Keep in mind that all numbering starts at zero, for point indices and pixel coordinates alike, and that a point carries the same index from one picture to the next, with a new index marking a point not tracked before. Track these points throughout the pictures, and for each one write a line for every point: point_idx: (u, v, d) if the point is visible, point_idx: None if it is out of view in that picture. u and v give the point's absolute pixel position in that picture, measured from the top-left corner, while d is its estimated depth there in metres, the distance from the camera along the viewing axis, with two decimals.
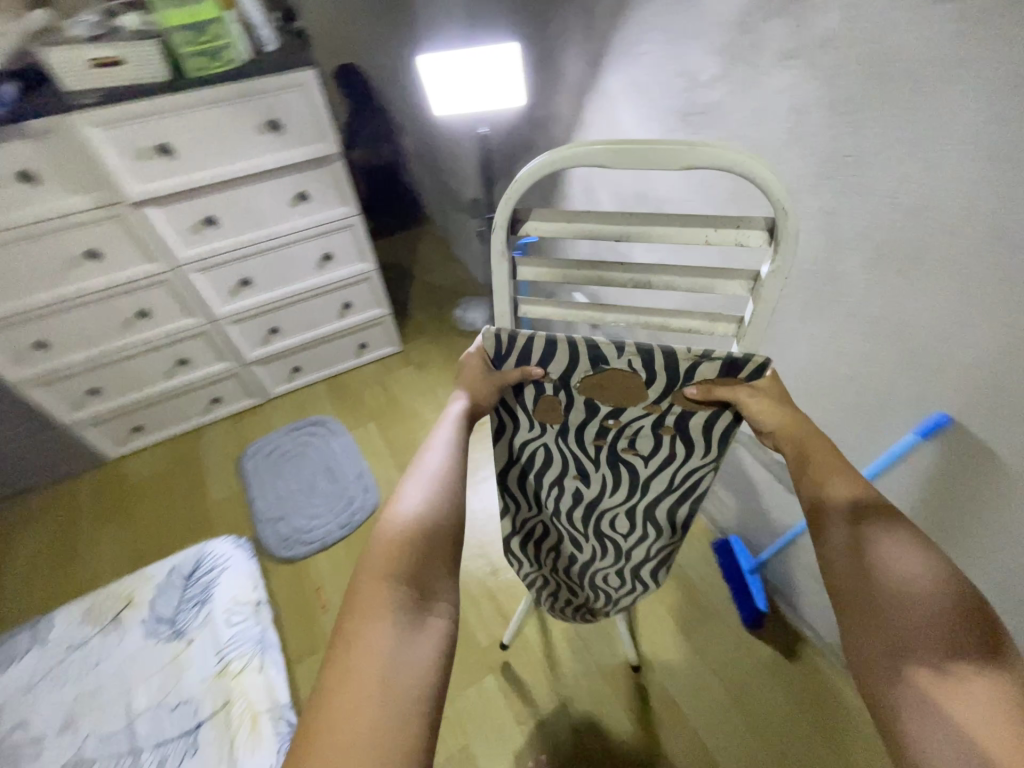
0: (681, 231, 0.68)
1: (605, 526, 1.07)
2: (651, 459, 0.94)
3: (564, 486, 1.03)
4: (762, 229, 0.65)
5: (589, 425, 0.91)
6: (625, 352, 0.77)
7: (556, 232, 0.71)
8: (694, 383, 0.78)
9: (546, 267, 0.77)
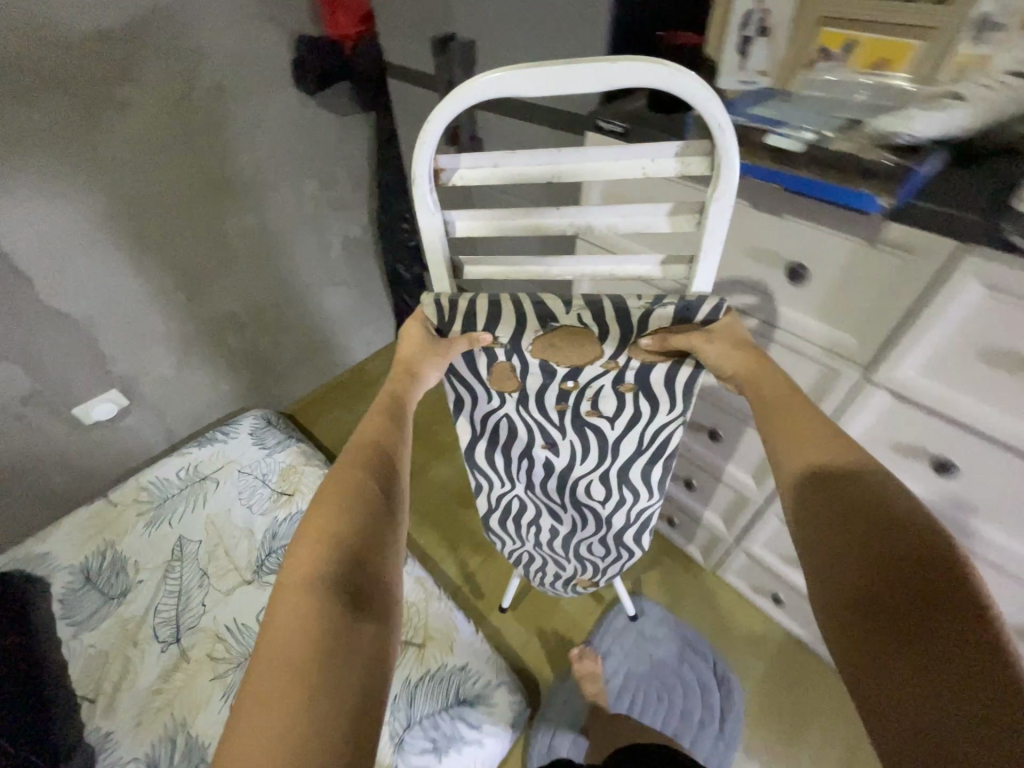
0: (614, 170, 0.60)
1: (582, 490, 1.19)
2: (619, 417, 0.99)
3: (535, 457, 1.15)
4: (702, 155, 0.57)
5: (549, 387, 0.97)
6: (571, 308, 0.81)
7: (488, 177, 0.62)
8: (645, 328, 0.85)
9: (482, 218, 0.70)
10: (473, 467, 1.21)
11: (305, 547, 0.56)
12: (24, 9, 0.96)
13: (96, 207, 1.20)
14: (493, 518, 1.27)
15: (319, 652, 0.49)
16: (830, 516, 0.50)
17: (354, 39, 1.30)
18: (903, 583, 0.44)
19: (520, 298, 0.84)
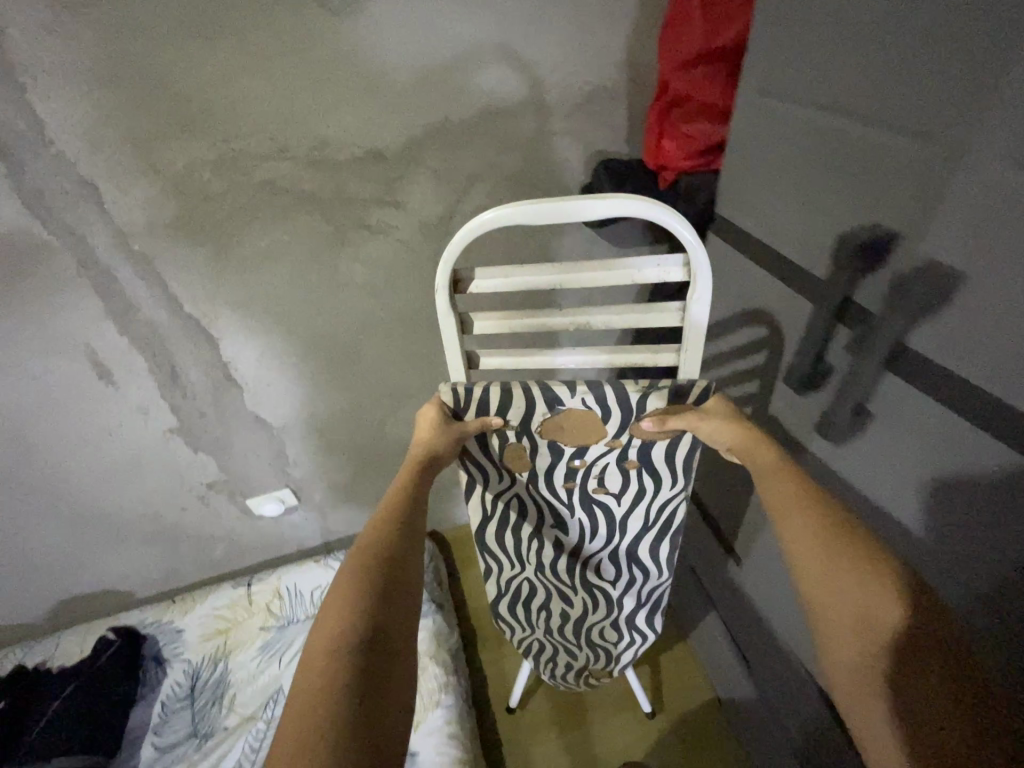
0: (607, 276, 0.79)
1: (593, 577, 1.14)
2: (621, 494, 1.01)
3: (540, 539, 1.09)
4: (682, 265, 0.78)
5: (557, 469, 0.98)
6: (578, 391, 0.83)
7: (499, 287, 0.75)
8: (645, 411, 0.84)
9: (494, 318, 0.84)
10: (483, 555, 1.13)
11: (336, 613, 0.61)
12: (299, 130, 0.80)
13: (320, 328, 1.05)
14: (502, 603, 1.20)
15: (334, 685, 0.52)
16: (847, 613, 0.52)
17: (676, 174, 0.88)
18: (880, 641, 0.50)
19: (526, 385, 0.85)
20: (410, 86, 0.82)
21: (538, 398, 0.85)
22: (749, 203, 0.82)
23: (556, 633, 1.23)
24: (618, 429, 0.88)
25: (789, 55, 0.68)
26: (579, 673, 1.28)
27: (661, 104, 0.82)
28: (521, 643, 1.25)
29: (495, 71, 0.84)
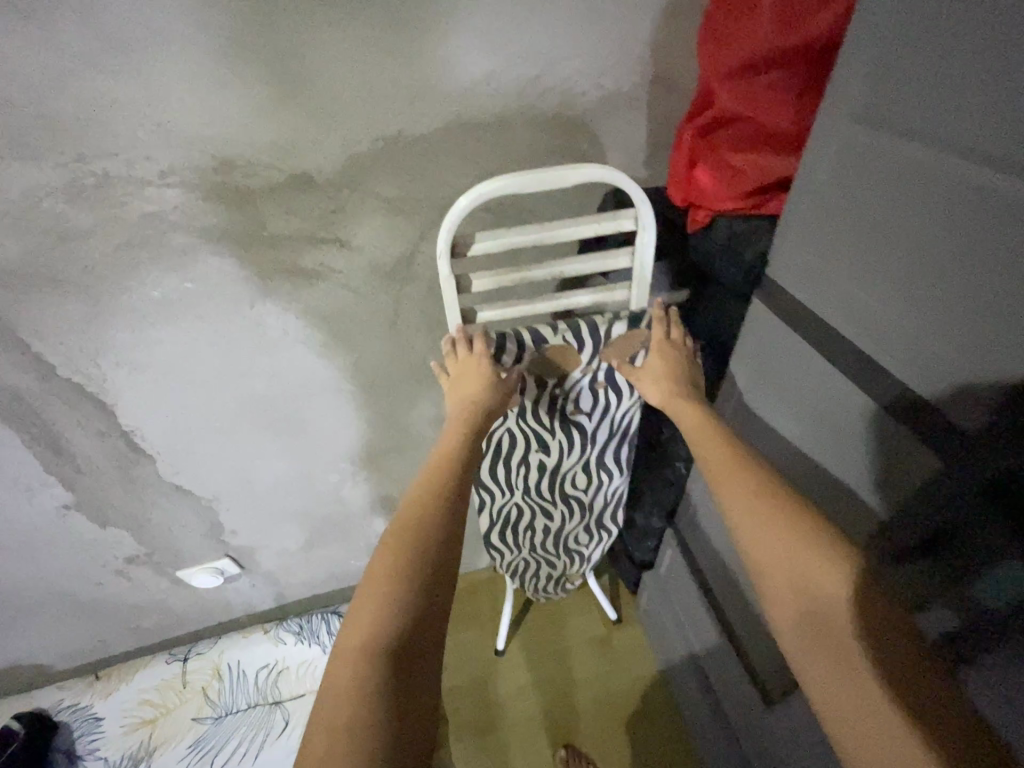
0: (571, 230, 0.63)
1: (569, 489, 0.92)
2: (592, 412, 0.81)
3: (527, 466, 0.86)
4: (628, 215, 0.63)
5: (541, 400, 0.77)
6: (558, 329, 0.70)
7: (495, 248, 0.63)
8: (611, 342, 0.71)
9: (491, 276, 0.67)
10: (476, 490, 0.89)
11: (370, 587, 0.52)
12: (190, 146, 0.58)
13: (251, 390, 0.83)
14: (492, 531, 0.97)
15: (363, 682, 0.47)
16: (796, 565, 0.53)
17: (712, 218, 0.64)
18: (835, 588, 0.50)
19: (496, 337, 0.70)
20: (348, 89, 0.59)
21: (525, 340, 0.70)
22: (824, 279, 0.56)
23: (539, 550, 1.04)
24: (593, 358, 0.73)
25: (906, 75, 0.44)
26: (557, 581, 1.16)
27: (699, 123, 0.59)
28: (506, 568, 1.07)
29: (469, 71, 0.61)
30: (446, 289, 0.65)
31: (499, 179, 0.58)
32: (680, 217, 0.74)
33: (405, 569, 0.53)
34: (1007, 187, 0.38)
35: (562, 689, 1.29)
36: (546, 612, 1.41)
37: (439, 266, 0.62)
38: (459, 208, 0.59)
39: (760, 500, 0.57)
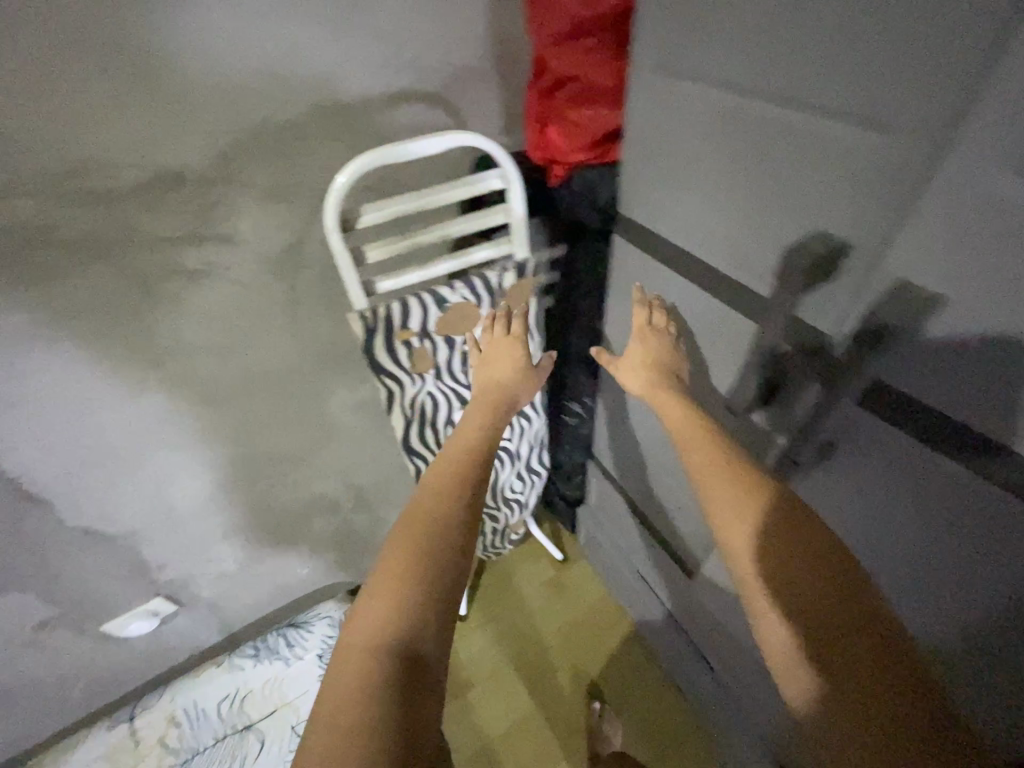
0: (448, 194, 0.70)
1: None
2: (502, 363, 0.88)
3: (452, 426, 0.92)
4: (496, 175, 0.71)
5: (453, 359, 0.83)
6: (456, 288, 0.76)
7: (383, 219, 0.68)
8: (504, 293, 0.79)
9: (385, 247, 0.72)
10: (411, 459, 0.93)
11: (383, 585, 0.50)
12: (34, 153, 0.55)
13: (152, 407, 0.79)
14: None
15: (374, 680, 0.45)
16: (777, 549, 0.47)
17: (568, 170, 0.74)
18: (846, 610, 0.43)
19: (401, 304, 0.74)
20: (194, 77, 0.59)
21: (428, 302, 0.76)
22: (648, 202, 0.67)
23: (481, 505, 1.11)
24: (492, 310, 0.80)
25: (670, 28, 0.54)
26: (502, 534, 1.24)
27: (540, 87, 0.68)
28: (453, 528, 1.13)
29: (319, 55, 0.64)
30: (342, 264, 0.68)
31: (372, 154, 0.62)
32: (542, 174, 0.82)
33: (417, 576, 0.50)
34: (752, 103, 0.49)
35: (528, 635, 1.37)
36: (500, 571, 1.47)
37: (331, 243, 0.65)
38: (342, 186, 0.62)
39: (745, 475, 0.52)
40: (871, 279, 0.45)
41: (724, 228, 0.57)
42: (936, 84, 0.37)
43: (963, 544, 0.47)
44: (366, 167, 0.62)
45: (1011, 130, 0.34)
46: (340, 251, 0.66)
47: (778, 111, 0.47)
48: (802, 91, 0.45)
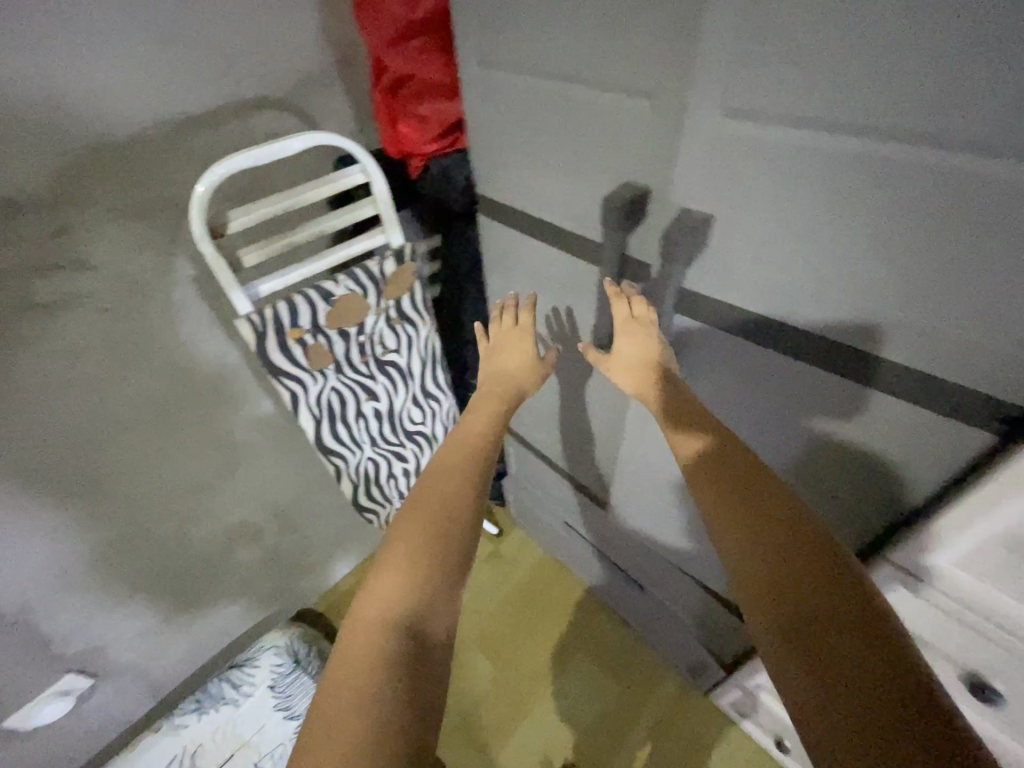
0: (314, 192, 0.73)
1: (410, 425, 1.04)
2: (401, 348, 0.93)
3: (364, 417, 0.95)
4: (358, 169, 0.75)
5: (351, 351, 0.86)
6: (340, 281, 0.80)
7: (252, 222, 0.69)
8: (387, 280, 0.84)
9: (259, 250, 0.73)
10: (328, 458, 0.95)
11: (395, 565, 0.47)
12: None
13: (29, 457, 0.74)
14: (359, 492, 1.04)
15: (379, 664, 0.42)
16: (763, 530, 0.42)
17: (426, 162, 0.82)
18: (840, 598, 0.37)
19: (289, 303, 0.76)
20: (13, 103, 0.58)
21: (314, 298, 0.78)
22: (494, 176, 0.75)
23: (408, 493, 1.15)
24: (379, 298, 0.84)
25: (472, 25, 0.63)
26: None
27: (383, 88, 0.75)
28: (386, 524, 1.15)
29: (150, 72, 0.65)
30: (218, 272, 0.69)
31: (228, 159, 0.64)
32: (402, 167, 0.88)
33: (427, 560, 0.48)
34: (549, 83, 0.59)
35: (479, 610, 1.41)
36: None
37: (202, 251, 0.66)
38: (203, 194, 0.63)
39: (734, 461, 0.47)
40: (665, 211, 0.57)
41: (558, 188, 0.67)
42: (666, 49, 0.48)
43: (772, 401, 0.61)
44: (225, 173, 0.64)
45: (718, 78, 0.46)
46: (213, 258, 0.66)
47: (569, 86, 0.57)
48: (580, 69, 0.55)
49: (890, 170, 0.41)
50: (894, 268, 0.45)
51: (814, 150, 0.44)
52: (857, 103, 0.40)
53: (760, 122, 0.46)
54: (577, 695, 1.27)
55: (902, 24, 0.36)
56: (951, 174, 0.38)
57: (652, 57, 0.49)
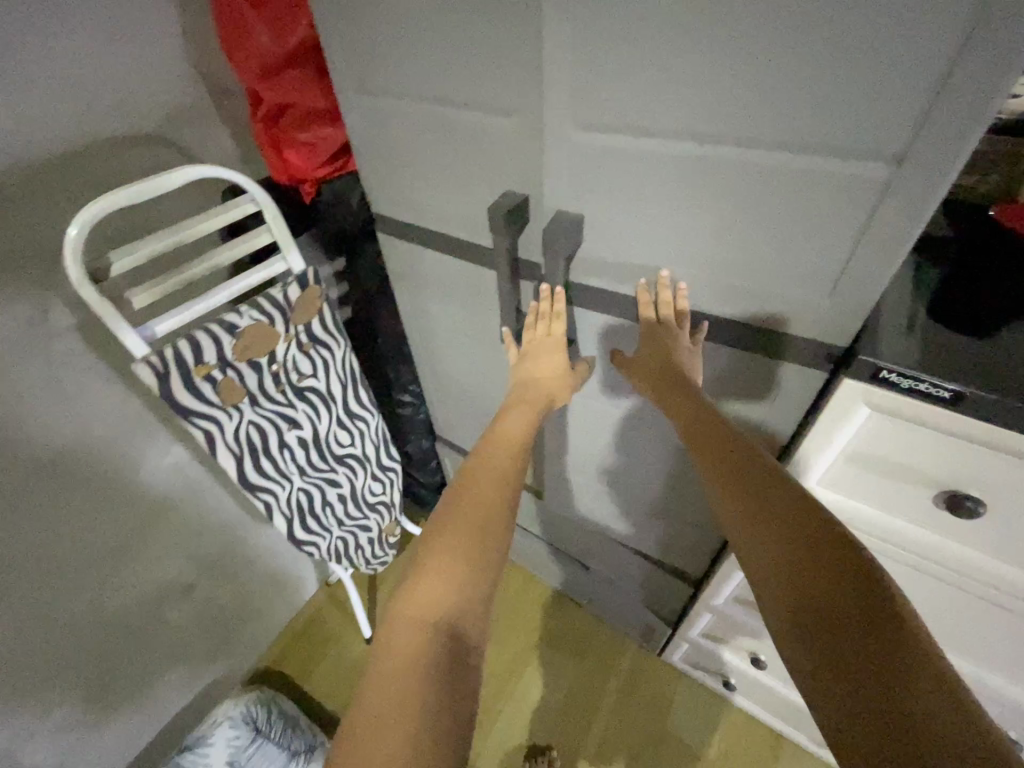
0: (202, 225, 0.71)
1: (338, 449, 1.02)
2: (318, 372, 0.92)
3: (290, 447, 0.93)
4: (247, 199, 0.74)
5: (265, 381, 0.84)
6: (242, 312, 0.78)
7: (136, 262, 0.67)
8: (293, 305, 0.83)
9: (149, 289, 0.70)
10: (256, 495, 0.92)
11: (434, 571, 0.48)
12: None
13: None
14: (293, 524, 1.02)
15: (417, 662, 0.43)
16: (803, 539, 0.44)
17: (316, 186, 0.83)
18: (872, 601, 0.39)
19: (190, 341, 0.74)
20: None
21: (217, 332, 0.76)
22: (384, 193, 0.78)
23: (346, 518, 1.13)
24: (287, 325, 0.83)
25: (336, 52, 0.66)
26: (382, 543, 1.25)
27: (262, 118, 0.76)
28: (328, 553, 1.13)
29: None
30: (105, 316, 0.66)
31: (100, 199, 0.61)
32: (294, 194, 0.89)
33: (464, 574, 0.48)
34: (420, 104, 0.63)
35: None
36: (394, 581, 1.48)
37: (83, 296, 0.63)
38: (76, 237, 0.60)
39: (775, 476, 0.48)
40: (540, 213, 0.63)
41: (446, 199, 0.71)
42: (518, 70, 0.53)
43: None
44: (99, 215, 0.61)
45: (566, 93, 0.52)
46: (96, 302, 0.63)
47: (437, 106, 0.62)
48: (444, 91, 0.60)
49: (705, 161, 0.49)
50: (728, 241, 0.53)
51: (645, 148, 0.51)
52: (678, 107, 0.47)
53: (601, 130, 0.53)
54: (541, 690, 1.30)
55: (688, 44, 0.43)
56: (749, 164, 0.47)
57: (507, 78, 0.54)
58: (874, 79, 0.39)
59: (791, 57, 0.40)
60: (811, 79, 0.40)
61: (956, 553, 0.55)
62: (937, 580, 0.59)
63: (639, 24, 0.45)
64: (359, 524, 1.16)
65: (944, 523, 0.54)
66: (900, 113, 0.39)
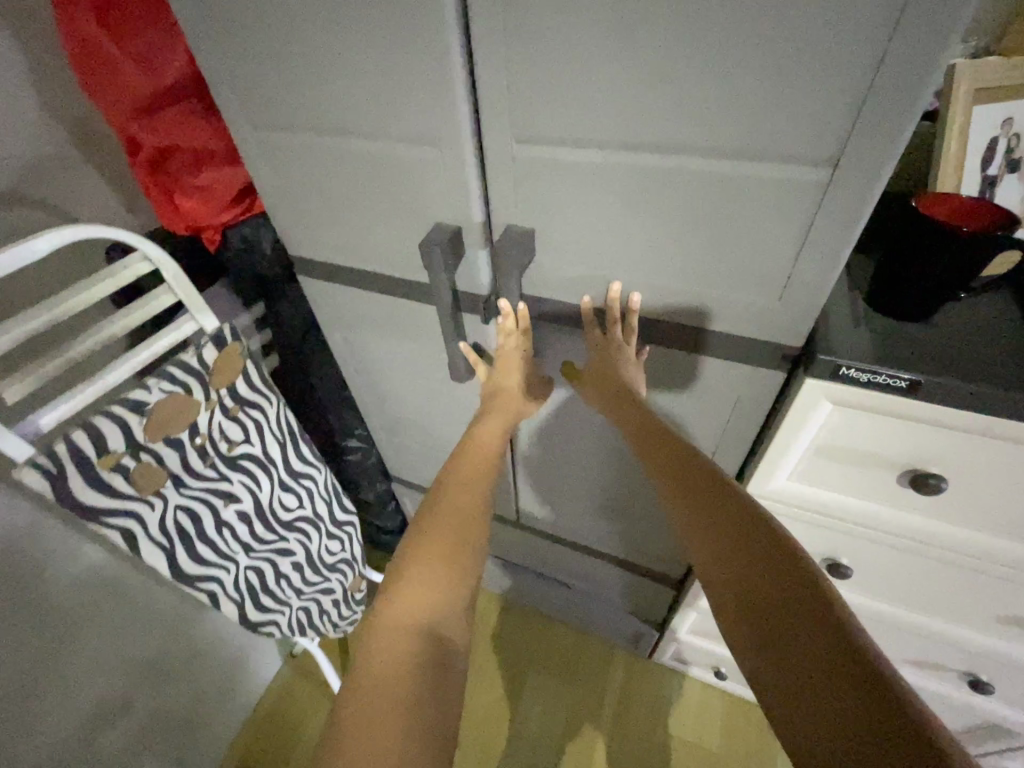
0: (86, 294, 0.61)
1: (286, 514, 0.92)
2: (251, 436, 0.82)
3: (229, 525, 0.83)
4: (140, 257, 0.64)
5: (190, 457, 0.74)
6: (151, 385, 0.68)
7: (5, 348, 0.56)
8: (212, 368, 0.73)
9: (26, 377, 0.59)
10: (195, 585, 0.81)
11: (415, 577, 0.49)
12: None
13: None
14: (245, 606, 0.91)
15: (401, 667, 0.43)
16: (732, 531, 0.45)
17: (220, 232, 0.75)
18: (797, 581, 0.40)
19: (89, 429, 0.63)
20: None
21: (121, 413, 0.66)
22: (297, 231, 0.71)
23: (306, 586, 1.02)
24: (208, 390, 0.74)
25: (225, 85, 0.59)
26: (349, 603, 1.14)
27: (144, 161, 0.68)
28: (290, 627, 1.02)
29: None
30: None
31: None
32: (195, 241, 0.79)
33: (440, 582, 0.49)
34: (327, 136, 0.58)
35: None
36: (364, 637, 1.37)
37: None
38: None
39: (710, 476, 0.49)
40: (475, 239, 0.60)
41: (369, 234, 0.66)
42: (434, 94, 0.49)
43: None
44: None
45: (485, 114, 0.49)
46: None
47: (347, 136, 0.57)
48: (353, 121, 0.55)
49: (639, 174, 0.48)
50: (671, 249, 0.52)
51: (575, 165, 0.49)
52: (610, 124, 0.46)
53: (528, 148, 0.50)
54: (538, 720, 1.24)
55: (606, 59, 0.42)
56: (683, 173, 0.46)
57: (423, 102, 0.50)
58: (796, 85, 0.39)
59: (715, 70, 0.40)
60: (734, 88, 0.40)
61: (903, 519, 0.58)
62: (896, 547, 0.62)
63: (559, 44, 0.43)
64: (321, 589, 1.05)
65: (907, 499, 0.56)
66: (821, 113, 0.39)
